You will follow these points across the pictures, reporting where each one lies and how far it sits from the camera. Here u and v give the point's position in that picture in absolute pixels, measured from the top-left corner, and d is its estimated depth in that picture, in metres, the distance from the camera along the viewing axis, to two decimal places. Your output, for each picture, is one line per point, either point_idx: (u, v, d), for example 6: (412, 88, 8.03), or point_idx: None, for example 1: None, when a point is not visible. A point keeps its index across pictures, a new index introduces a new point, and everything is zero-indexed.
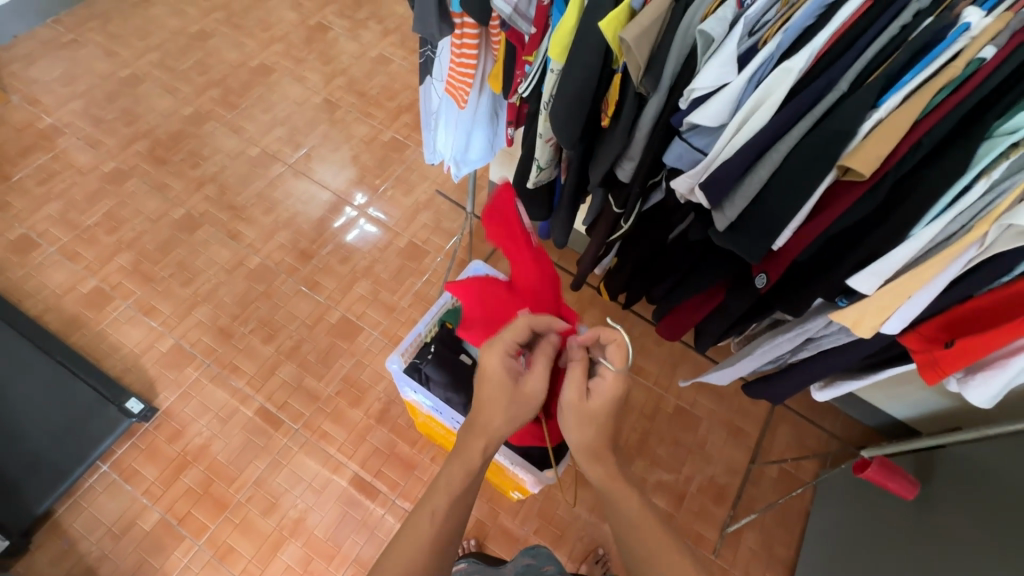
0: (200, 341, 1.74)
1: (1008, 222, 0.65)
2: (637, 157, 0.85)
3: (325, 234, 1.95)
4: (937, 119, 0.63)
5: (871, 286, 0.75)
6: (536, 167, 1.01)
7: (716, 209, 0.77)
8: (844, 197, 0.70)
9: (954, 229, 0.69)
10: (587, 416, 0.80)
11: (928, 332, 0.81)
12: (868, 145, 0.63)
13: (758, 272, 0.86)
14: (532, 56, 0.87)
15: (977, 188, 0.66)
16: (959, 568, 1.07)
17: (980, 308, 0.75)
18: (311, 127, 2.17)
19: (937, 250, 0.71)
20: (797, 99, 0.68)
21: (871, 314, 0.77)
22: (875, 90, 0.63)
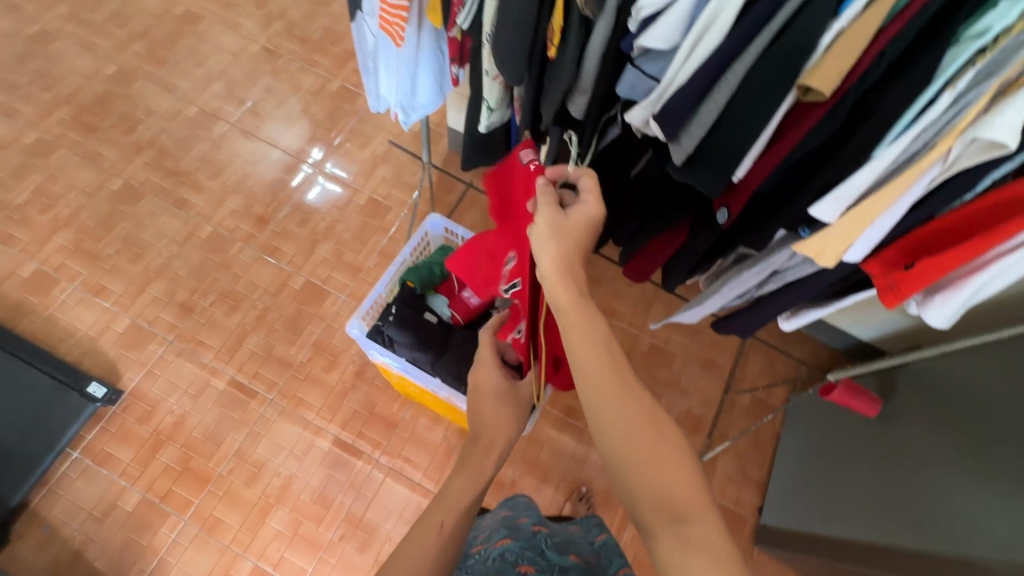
0: (159, 318, 1.67)
1: (972, 135, 0.62)
2: (588, 90, 0.80)
3: (280, 195, 1.85)
4: (901, 26, 0.58)
5: (833, 215, 0.72)
6: (486, 108, 0.95)
7: (673, 141, 0.72)
8: (805, 120, 0.67)
9: (917, 147, 0.66)
10: (562, 231, 0.72)
11: (888, 257, 0.80)
12: (830, 60, 0.59)
13: (719, 207, 0.83)
14: None
15: (942, 101, 0.62)
16: (926, 480, 1.13)
17: (942, 228, 0.74)
18: (253, 80, 2.00)
19: (899, 170, 0.68)
20: (753, 11, 0.62)
21: (833, 243, 0.76)
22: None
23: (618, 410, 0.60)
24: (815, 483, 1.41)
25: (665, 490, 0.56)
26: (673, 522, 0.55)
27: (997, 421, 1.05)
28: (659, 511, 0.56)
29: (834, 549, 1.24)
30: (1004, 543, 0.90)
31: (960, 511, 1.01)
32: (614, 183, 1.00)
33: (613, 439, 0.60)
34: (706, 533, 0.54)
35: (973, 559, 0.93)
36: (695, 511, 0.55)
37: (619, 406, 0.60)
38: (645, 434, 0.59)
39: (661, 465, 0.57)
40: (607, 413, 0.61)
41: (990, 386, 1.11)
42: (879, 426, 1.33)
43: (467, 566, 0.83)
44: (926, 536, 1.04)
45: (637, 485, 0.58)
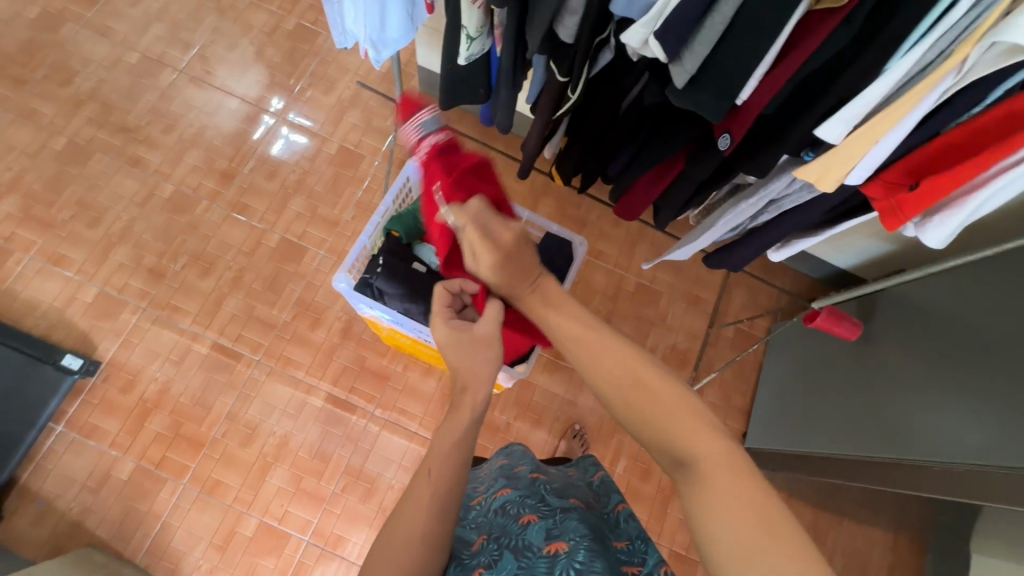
0: (128, 286, 1.59)
1: (991, 41, 0.59)
2: (579, 10, 0.73)
3: (243, 148, 1.73)
4: None
5: (840, 135, 0.70)
6: (465, 37, 0.88)
7: (674, 62, 0.67)
8: (818, 31, 0.63)
9: (932, 57, 0.64)
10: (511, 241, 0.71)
11: (891, 178, 0.79)
12: None
13: (720, 133, 0.79)
14: None
15: (964, 4, 0.59)
16: (898, 397, 1.21)
17: (946, 145, 0.73)
18: (198, 20, 1.82)
19: (911, 83, 0.66)
20: None
21: (836, 165, 0.75)
22: None
23: (613, 371, 0.64)
24: (792, 405, 1.50)
25: (670, 437, 0.58)
26: (679, 468, 0.57)
27: (961, 338, 1.12)
28: (671, 461, 0.59)
29: (814, 465, 1.36)
30: (965, 450, 1.01)
31: (925, 423, 1.11)
32: (605, 114, 0.94)
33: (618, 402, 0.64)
34: (702, 467, 0.55)
35: (940, 467, 1.04)
36: (696, 449, 0.56)
37: (618, 368, 0.64)
38: (641, 387, 0.62)
39: (659, 410, 0.60)
40: (603, 374, 0.65)
41: (957, 305, 1.17)
42: (856, 350, 1.39)
43: (469, 520, 0.84)
44: (897, 448, 1.14)
45: (642, 434, 0.62)
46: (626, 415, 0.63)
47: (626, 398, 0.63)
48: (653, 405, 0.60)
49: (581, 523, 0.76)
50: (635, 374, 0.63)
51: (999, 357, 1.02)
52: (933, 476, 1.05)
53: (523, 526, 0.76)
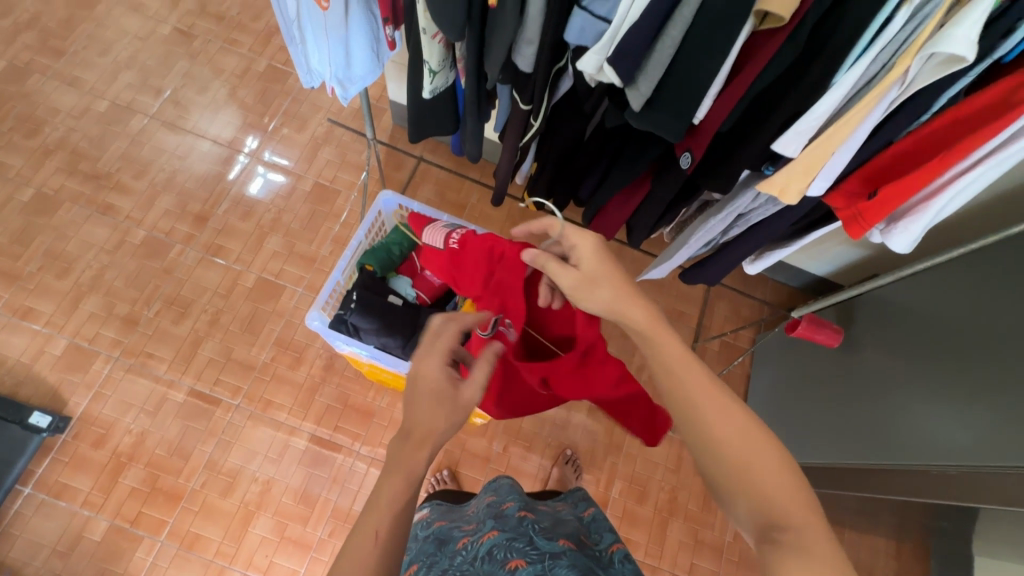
0: (100, 335, 1.55)
1: (928, 53, 0.61)
2: (535, 39, 0.74)
3: (216, 189, 1.72)
4: None
5: (795, 149, 0.72)
6: (428, 71, 0.88)
7: (629, 86, 0.68)
8: (764, 50, 0.65)
9: (876, 70, 0.65)
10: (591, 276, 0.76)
11: (850, 188, 0.81)
12: None
13: (682, 152, 0.81)
14: None
15: (899, 18, 0.61)
16: (885, 403, 1.20)
17: (899, 153, 0.75)
18: (168, 66, 1.83)
19: (858, 96, 0.68)
20: None
21: (797, 178, 0.76)
22: None
23: (717, 418, 0.61)
24: (786, 414, 1.49)
25: (771, 499, 0.55)
26: (769, 531, 0.54)
27: (942, 339, 1.12)
28: (757, 519, 0.55)
29: (819, 476, 1.36)
30: (956, 450, 1.01)
31: (915, 424, 1.11)
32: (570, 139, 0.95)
33: (715, 447, 0.59)
34: (803, 539, 0.52)
35: (930, 467, 1.05)
36: (796, 521, 0.54)
37: (722, 416, 0.61)
38: (752, 447, 0.58)
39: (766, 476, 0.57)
40: (711, 426, 0.60)
41: (933, 305, 1.18)
42: (840, 355, 1.38)
43: (455, 566, 0.80)
44: (895, 452, 1.13)
45: (731, 492, 0.58)
46: (719, 472, 0.59)
47: (727, 450, 0.59)
48: (758, 466, 0.57)
49: (571, 569, 0.73)
50: (743, 431, 0.59)
51: (988, 358, 1.01)
52: (925, 476, 1.06)
53: (511, 572, 0.72)
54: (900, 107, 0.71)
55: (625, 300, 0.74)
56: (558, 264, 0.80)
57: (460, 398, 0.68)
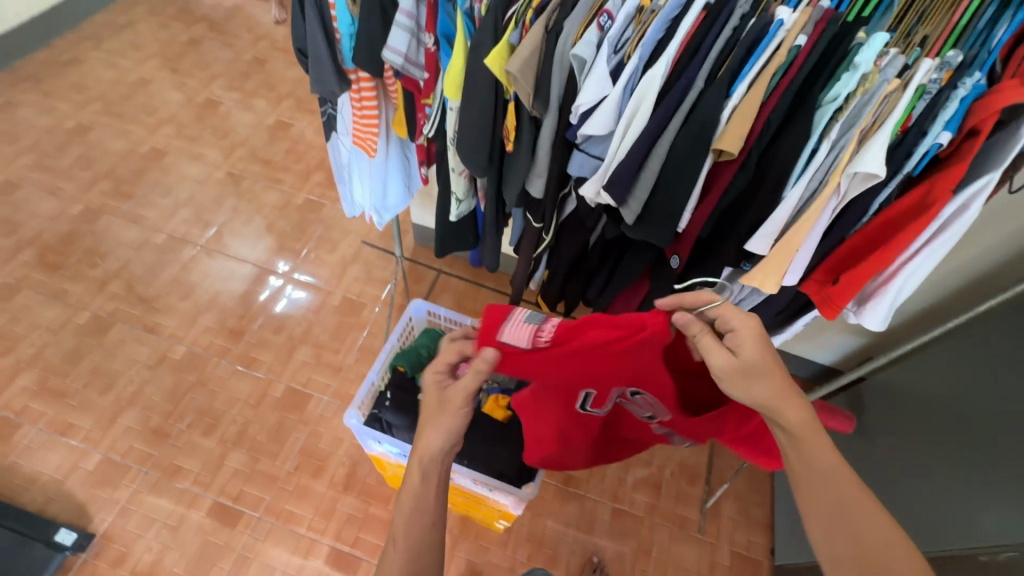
0: (131, 449, 1.60)
1: (853, 172, 0.73)
2: (544, 172, 0.88)
3: (252, 307, 1.88)
4: (778, 98, 0.72)
5: (765, 248, 0.84)
6: (455, 200, 1.06)
7: (622, 205, 0.83)
8: (724, 174, 0.80)
9: (815, 186, 0.78)
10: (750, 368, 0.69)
11: (818, 277, 0.91)
12: (731, 128, 0.72)
13: (671, 254, 0.95)
14: (429, 98, 0.90)
15: (823, 150, 0.75)
16: (909, 493, 1.18)
17: (852, 248, 0.86)
18: (219, 203, 2.11)
19: (807, 206, 0.80)
20: (664, 102, 0.74)
21: (771, 272, 0.86)
22: (725, 83, 0.71)
23: (867, 515, 0.64)
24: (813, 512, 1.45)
25: None
26: None
27: (952, 419, 1.14)
28: None
29: None
30: (984, 531, 0.98)
31: (946, 507, 1.08)
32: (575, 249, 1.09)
33: (854, 533, 0.64)
34: None
35: (959, 551, 1.01)
36: None
37: (871, 516, 0.64)
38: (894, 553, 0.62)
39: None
40: (858, 530, 0.64)
41: (943, 389, 1.20)
42: (859, 443, 1.39)
43: None
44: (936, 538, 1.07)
45: None
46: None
47: (868, 549, 0.62)
48: None
49: None
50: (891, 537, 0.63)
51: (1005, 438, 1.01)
52: (951, 560, 1.02)
53: None
54: (842, 212, 0.84)
55: (787, 397, 0.69)
56: (712, 343, 0.71)
57: (444, 402, 0.81)
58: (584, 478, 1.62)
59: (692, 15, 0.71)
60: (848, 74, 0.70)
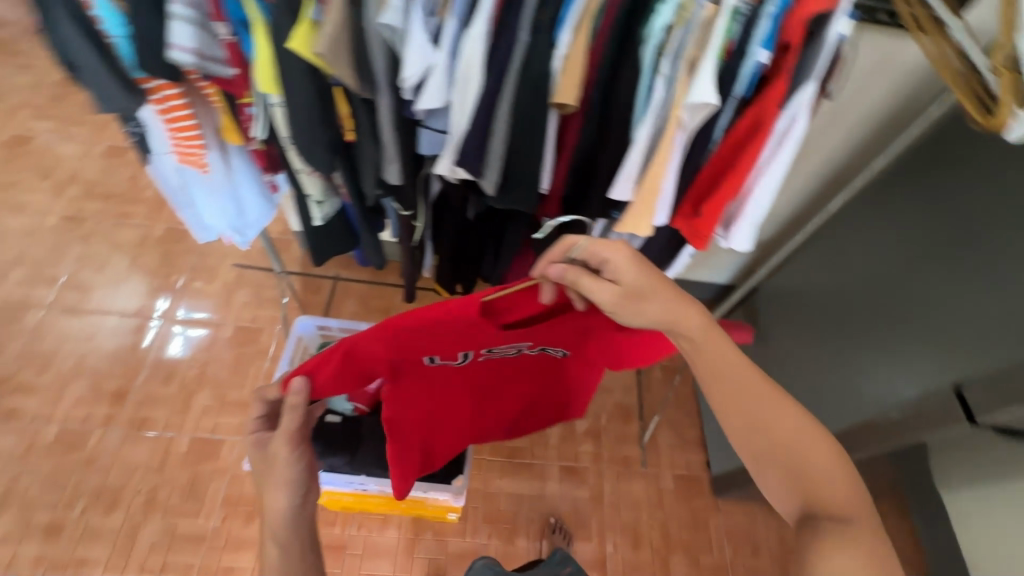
0: (19, 555, 1.39)
1: (690, 103, 0.71)
2: (396, 157, 0.79)
3: (129, 362, 1.66)
4: (603, 42, 0.69)
5: (626, 193, 0.81)
6: (314, 202, 0.95)
7: (480, 177, 0.78)
8: (571, 126, 0.78)
9: (659, 124, 0.75)
10: (636, 288, 0.61)
11: (685, 212, 0.88)
12: (565, 80, 0.68)
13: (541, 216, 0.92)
14: (248, 96, 0.77)
15: (658, 87, 0.72)
16: (807, 380, 1.27)
17: (708, 176, 0.84)
18: (60, 253, 1.81)
19: (656, 143, 0.77)
20: (494, 64, 0.69)
21: (637, 216, 0.83)
22: (547, 33, 0.66)
23: (770, 411, 0.63)
24: None
25: (813, 480, 0.60)
26: (809, 508, 0.60)
27: (831, 307, 1.22)
28: (793, 495, 0.61)
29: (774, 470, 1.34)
30: (883, 399, 1.02)
31: (843, 383, 1.15)
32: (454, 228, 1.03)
33: (761, 434, 0.62)
34: (844, 533, 0.56)
35: (850, 423, 1.09)
36: (838, 505, 0.58)
37: (779, 411, 0.63)
38: (797, 439, 0.62)
39: (824, 474, 0.60)
40: (769, 427, 0.62)
41: (817, 282, 1.28)
42: (761, 350, 1.50)
43: None
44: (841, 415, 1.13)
45: (780, 486, 0.62)
46: (774, 470, 0.62)
47: (780, 445, 0.62)
48: (810, 465, 0.61)
49: None
50: (796, 429, 0.62)
51: (881, 313, 1.07)
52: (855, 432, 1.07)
53: None
54: (691, 142, 0.81)
55: (678, 309, 0.62)
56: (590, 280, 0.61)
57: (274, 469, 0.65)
58: (528, 446, 1.63)
59: None
60: (664, 4, 0.67)
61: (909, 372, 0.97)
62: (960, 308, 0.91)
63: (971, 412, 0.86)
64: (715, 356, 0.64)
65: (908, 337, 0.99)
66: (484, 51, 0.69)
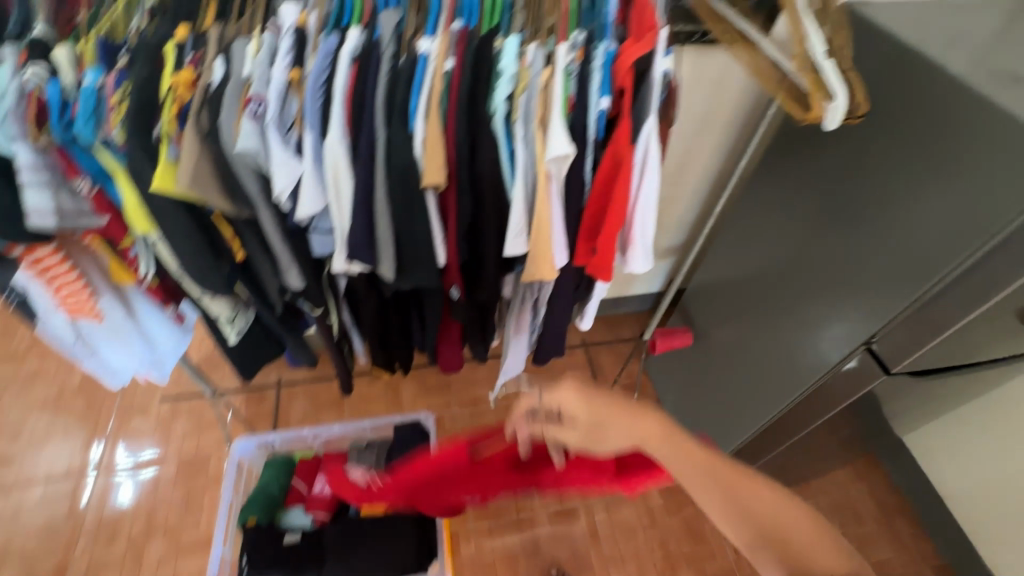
0: None
1: (555, 156, 0.67)
2: (293, 263, 0.77)
3: (45, 541, 1.39)
4: (455, 115, 0.64)
5: (522, 246, 0.74)
6: (226, 320, 0.91)
7: (376, 266, 0.72)
8: (449, 201, 0.69)
9: (532, 180, 0.70)
10: (601, 428, 0.58)
11: (581, 250, 0.82)
12: (429, 160, 0.63)
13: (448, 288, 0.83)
14: (128, 237, 0.75)
15: (519, 149, 0.67)
16: (747, 366, 1.22)
17: (595, 212, 0.77)
18: None
19: (537, 195, 0.71)
20: (358, 160, 0.64)
21: (538, 266, 0.77)
22: (400, 121, 0.62)
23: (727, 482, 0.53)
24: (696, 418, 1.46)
25: (796, 550, 0.51)
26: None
27: (745, 288, 1.19)
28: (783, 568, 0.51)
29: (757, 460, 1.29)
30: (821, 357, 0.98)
31: (781, 357, 1.10)
32: (368, 314, 0.95)
33: (727, 515, 0.53)
34: None
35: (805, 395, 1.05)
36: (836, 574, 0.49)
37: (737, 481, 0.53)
38: (769, 505, 0.52)
39: (814, 552, 0.51)
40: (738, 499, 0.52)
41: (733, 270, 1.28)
42: None
43: None
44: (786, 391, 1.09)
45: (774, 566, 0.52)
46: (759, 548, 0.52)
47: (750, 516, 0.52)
48: (792, 534, 0.51)
49: None
50: (760, 495, 0.52)
51: (789, 284, 1.05)
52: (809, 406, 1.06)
53: None
54: (566, 195, 0.75)
55: (622, 421, 0.57)
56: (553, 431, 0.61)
57: None
58: None
59: (342, 72, 0.62)
60: (500, 80, 0.65)
61: (836, 327, 0.93)
62: (868, 256, 0.86)
63: (884, 364, 0.88)
64: (655, 440, 0.56)
65: (831, 293, 0.94)
66: (349, 153, 0.64)
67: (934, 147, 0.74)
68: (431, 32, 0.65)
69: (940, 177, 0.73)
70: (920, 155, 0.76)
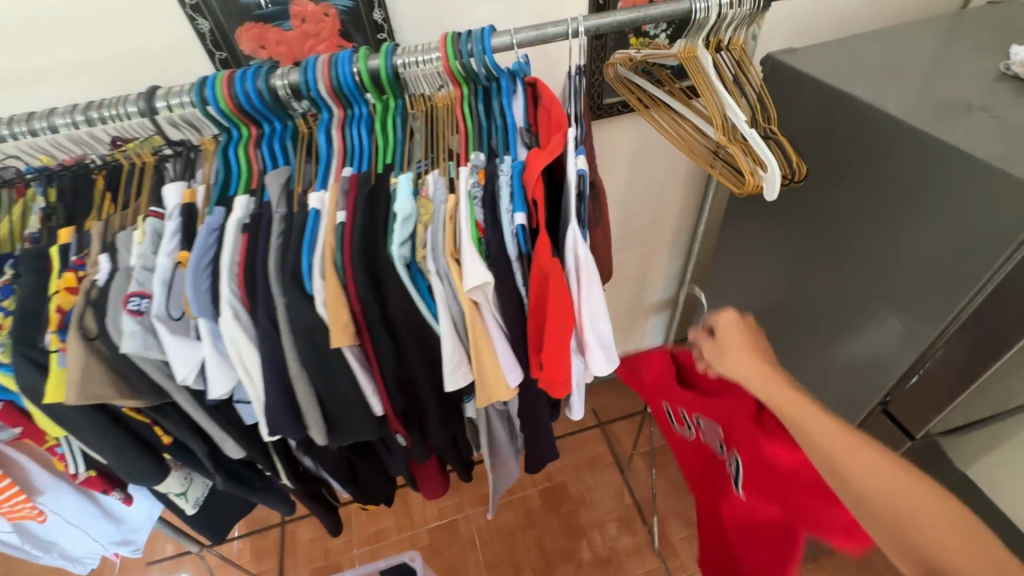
0: None
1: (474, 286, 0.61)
2: (224, 436, 0.71)
3: None
4: (351, 267, 0.58)
5: (460, 378, 0.67)
6: (177, 496, 0.85)
7: (306, 431, 0.66)
8: (367, 349, 0.63)
9: (456, 310, 0.64)
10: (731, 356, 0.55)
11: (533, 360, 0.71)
12: (331, 321, 0.58)
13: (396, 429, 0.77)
14: (51, 439, 0.70)
15: (434, 284, 0.62)
16: None
17: (535, 325, 0.66)
18: None
19: (466, 322, 0.65)
20: (261, 332, 0.59)
21: (488, 391, 0.70)
22: (295, 286, 0.58)
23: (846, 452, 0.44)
24: None
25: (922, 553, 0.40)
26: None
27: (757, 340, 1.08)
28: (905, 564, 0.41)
29: None
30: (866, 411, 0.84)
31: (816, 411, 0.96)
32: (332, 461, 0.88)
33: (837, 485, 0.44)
34: None
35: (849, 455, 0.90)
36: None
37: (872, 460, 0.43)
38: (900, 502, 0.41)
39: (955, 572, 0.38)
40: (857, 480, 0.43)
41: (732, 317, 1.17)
42: None
43: None
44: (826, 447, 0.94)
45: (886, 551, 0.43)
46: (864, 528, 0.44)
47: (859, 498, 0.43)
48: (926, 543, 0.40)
49: None
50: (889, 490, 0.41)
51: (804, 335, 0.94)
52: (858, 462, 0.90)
53: None
54: (502, 313, 0.68)
55: (760, 366, 0.52)
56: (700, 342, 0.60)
57: None
58: None
59: (230, 246, 0.59)
60: (395, 223, 0.59)
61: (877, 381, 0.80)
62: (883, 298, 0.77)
63: (904, 427, 0.80)
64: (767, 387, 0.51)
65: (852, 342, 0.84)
66: (248, 326, 0.60)
67: (897, 186, 0.67)
68: (321, 185, 0.63)
69: (922, 215, 0.64)
70: (891, 195, 0.67)
